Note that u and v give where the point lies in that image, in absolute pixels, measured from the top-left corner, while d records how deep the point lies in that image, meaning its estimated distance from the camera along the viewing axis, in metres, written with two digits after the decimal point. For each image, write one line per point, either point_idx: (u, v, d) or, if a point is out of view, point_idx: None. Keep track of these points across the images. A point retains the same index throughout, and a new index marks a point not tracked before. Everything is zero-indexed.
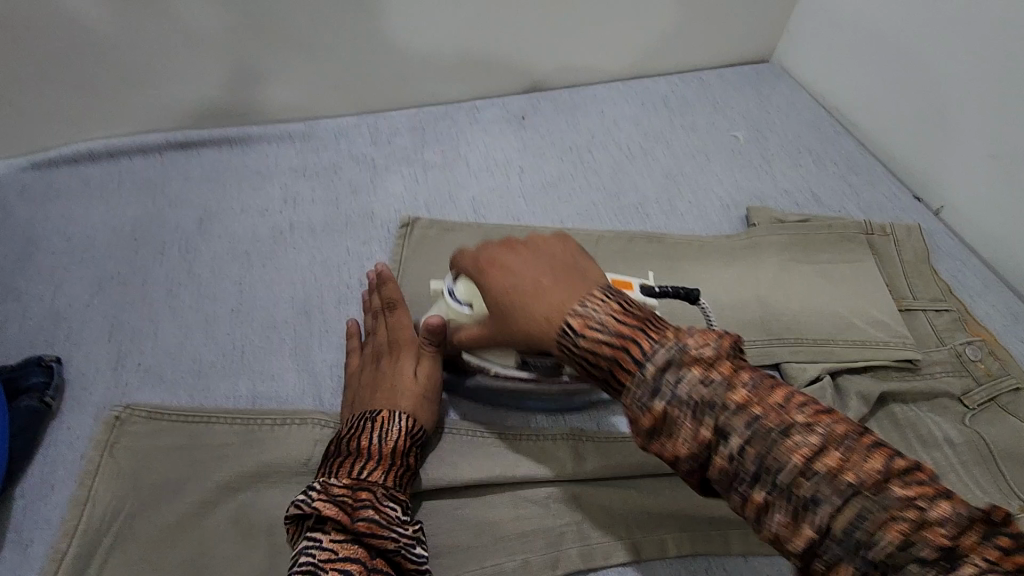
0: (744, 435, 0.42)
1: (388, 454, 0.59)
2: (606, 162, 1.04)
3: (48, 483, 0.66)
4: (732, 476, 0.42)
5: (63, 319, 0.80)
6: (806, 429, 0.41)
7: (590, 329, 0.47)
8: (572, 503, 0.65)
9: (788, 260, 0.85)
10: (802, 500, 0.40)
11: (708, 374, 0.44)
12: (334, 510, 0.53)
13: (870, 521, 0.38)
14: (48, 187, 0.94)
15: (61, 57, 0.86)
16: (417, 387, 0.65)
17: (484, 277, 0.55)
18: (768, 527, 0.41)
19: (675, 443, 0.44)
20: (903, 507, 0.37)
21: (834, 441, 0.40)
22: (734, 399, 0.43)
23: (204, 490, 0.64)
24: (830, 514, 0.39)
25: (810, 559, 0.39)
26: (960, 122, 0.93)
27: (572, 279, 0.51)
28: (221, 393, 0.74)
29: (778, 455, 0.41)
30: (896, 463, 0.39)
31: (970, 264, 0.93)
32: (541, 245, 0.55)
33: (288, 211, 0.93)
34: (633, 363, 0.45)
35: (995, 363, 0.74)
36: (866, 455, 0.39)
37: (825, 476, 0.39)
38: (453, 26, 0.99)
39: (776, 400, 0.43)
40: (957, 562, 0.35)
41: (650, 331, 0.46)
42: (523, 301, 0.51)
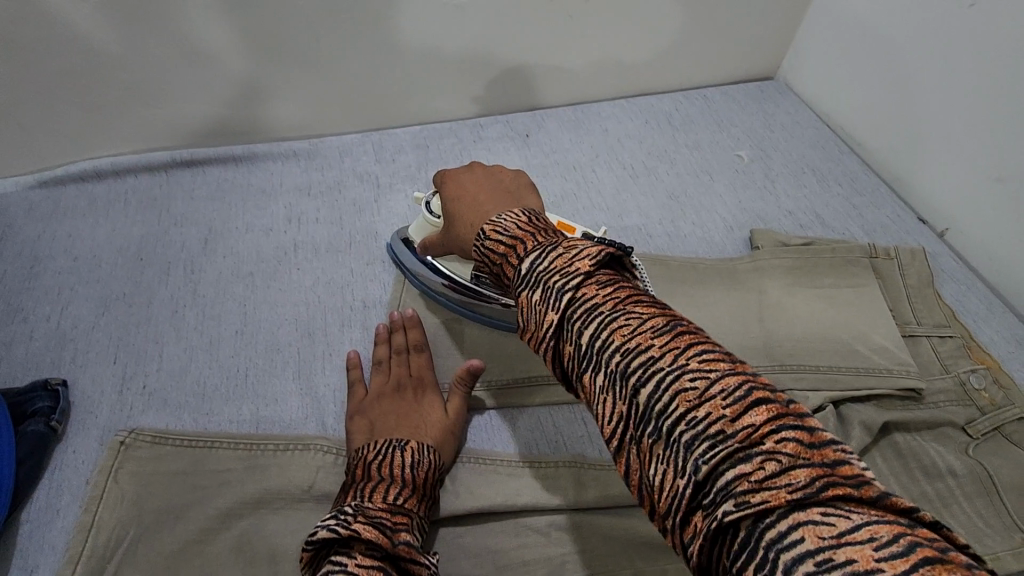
0: (573, 316, 0.41)
1: (420, 484, 0.61)
2: (610, 181, 1.04)
3: (53, 508, 0.67)
4: (565, 358, 0.41)
5: (69, 340, 0.80)
6: (629, 313, 0.39)
7: (496, 234, 0.50)
8: (573, 532, 0.65)
9: (791, 284, 0.85)
10: (612, 376, 0.38)
11: (570, 266, 0.43)
12: (373, 533, 0.51)
13: (670, 396, 0.35)
14: (55, 206, 0.94)
15: (69, 76, 0.87)
16: (443, 425, 0.69)
17: (444, 188, 0.65)
18: (594, 409, 0.40)
19: (523, 325, 0.44)
20: (701, 381, 0.35)
21: (656, 326, 0.38)
22: (573, 283, 0.42)
23: (207, 517, 0.64)
24: (633, 388, 0.37)
25: (622, 441, 0.37)
26: (962, 143, 0.92)
27: (508, 199, 0.57)
28: (225, 416, 0.74)
29: (600, 333, 0.39)
30: (704, 347, 0.37)
31: (974, 287, 0.93)
32: (494, 175, 0.62)
33: (292, 230, 0.94)
34: (517, 259, 0.47)
35: (999, 392, 0.74)
36: (678, 337, 0.37)
37: (634, 352, 0.37)
38: (456, 46, 1.00)
39: (615, 290, 0.41)
40: (741, 440, 0.32)
41: (540, 236, 0.48)
42: (464, 211, 0.60)
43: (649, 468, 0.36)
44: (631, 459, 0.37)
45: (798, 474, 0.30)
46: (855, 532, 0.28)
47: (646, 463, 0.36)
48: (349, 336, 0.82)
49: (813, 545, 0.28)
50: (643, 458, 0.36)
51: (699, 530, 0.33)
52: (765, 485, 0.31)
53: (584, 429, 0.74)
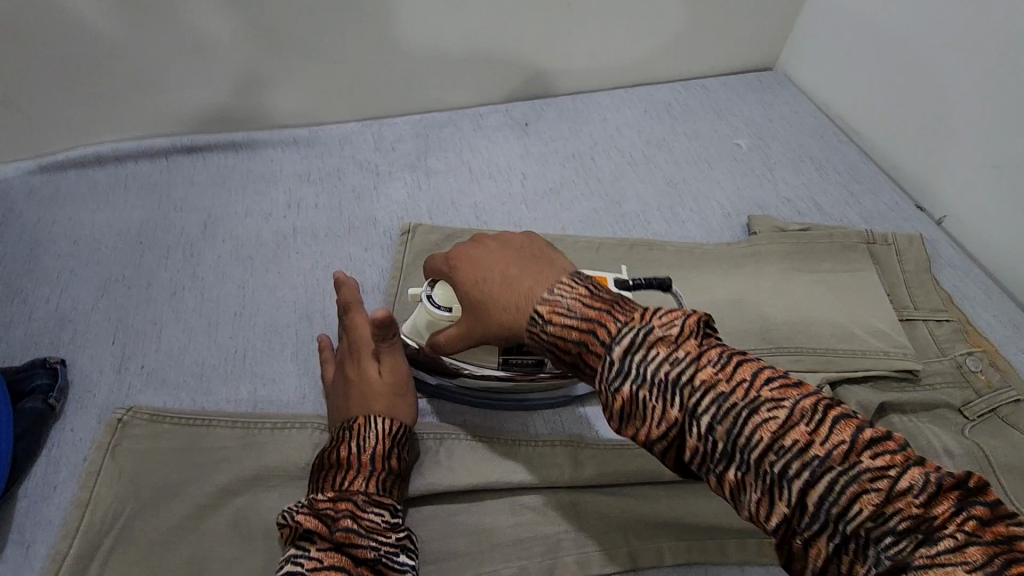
0: (707, 410, 0.43)
1: (368, 462, 0.59)
2: (609, 169, 1.05)
3: (51, 484, 0.67)
4: (705, 456, 0.43)
5: (68, 321, 0.81)
6: (773, 405, 0.42)
7: (560, 317, 0.50)
8: (569, 510, 0.65)
9: (789, 269, 0.85)
10: (773, 477, 0.40)
11: (674, 353, 0.45)
12: (317, 522, 0.54)
13: (842, 494, 0.38)
14: (56, 190, 0.95)
15: (71, 61, 0.87)
16: (389, 388, 0.64)
17: (456, 272, 0.60)
18: (745, 504, 0.42)
19: (647, 424, 0.44)
20: (868, 476, 0.38)
21: (800, 415, 0.41)
22: (688, 371, 0.44)
23: (203, 494, 0.64)
24: (801, 488, 0.39)
25: (789, 535, 0.40)
26: (962, 132, 0.92)
27: (538, 265, 0.56)
28: (223, 396, 0.74)
29: (746, 431, 0.41)
30: (863, 435, 0.40)
31: (973, 274, 0.92)
32: (507, 240, 0.59)
33: (291, 216, 0.94)
34: (600, 347, 0.47)
35: (997, 375, 0.74)
36: (834, 426, 0.40)
37: (794, 451, 0.40)
38: (456, 33, 1.00)
39: (743, 376, 0.43)
40: (924, 529, 0.37)
41: (617, 313, 0.48)
42: (495, 290, 0.55)
43: (826, 562, 0.39)
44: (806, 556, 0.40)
45: (975, 553, 0.35)
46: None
47: (822, 558, 0.39)
48: None
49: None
50: (818, 553, 0.39)
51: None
52: (940, 562, 0.35)
53: (581, 410, 0.74)
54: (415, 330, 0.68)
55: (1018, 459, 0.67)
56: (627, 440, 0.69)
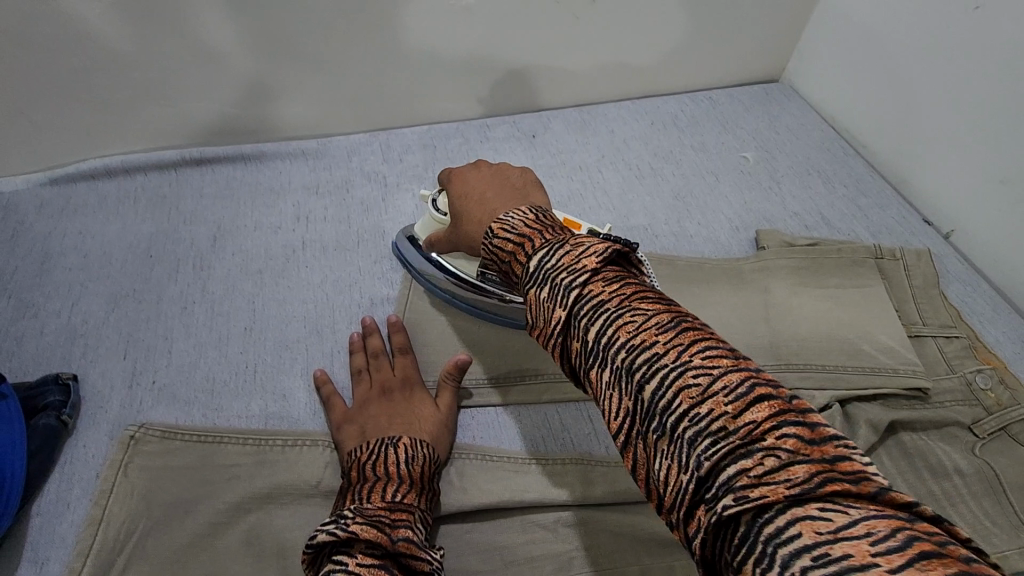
0: (584, 314, 0.42)
1: (418, 479, 0.61)
2: (616, 181, 1.05)
3: (64, 501, 0.67)
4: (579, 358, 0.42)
5: (79, 336, 0.81)
6: (638, 309, 0.40)
7: (504, 232, 0.52)
8: (581, 528, 0.65)
9: (798, 284, 0.85)
10: (619, 372, 0.39)
11: (574, 263, 0.44)
12: (372, 532, 0.51)
13: (670, 390, 0.36)
14: (66, 203, 0.95)
15: (81, 75, 0.88)
16: (435, 421, 0.69)
17: (451, 189, 0.67)
18: (602, 406, 0.40)
19: (535, 322, 0.45)
20: (701, 376, 0.35)
21: (656, 322, 0.39)
22: (578, 279, 0.43)
23: (215, 511, 0.65)
24: (638, 384, 0.38)
25: (631, 436, 0.38)
26: (968, 146, 0.92)
27: (515, 196, 0.59)
28: (234, 412, 0.75)
29: (608, 331, 0.40)
30: (711, 344, 0.37)
31: (981, 289, 0.93)
32: (500, 171, 0.64)
33: (300, 228, 0.94)
34: (525, 258, 0.48)
35: (1006, 392, 0.74)
36: (682, 334, 0.38)
37: (639, 349, 0.38)
38: (465, 47, 1.00)
39: (619, 287, 0.42)
40: (742, 436, 0.33)
41: (547, 233, 0.49)
42: (472, 206, 0.62)
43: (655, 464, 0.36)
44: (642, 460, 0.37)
45: (797, 470, 0.31)
46: (853, 527, 0.28)
47: (652, 458, 0.36)
48: None
49: (809, 539, 0.28)
50: (650, 454, 0.36)
51: (701, 524, 0.33)
52: (764, 480, 0.31)
53: (590, 426, 0.74)
54: (426, 229, 0.81)
55: None
56: None
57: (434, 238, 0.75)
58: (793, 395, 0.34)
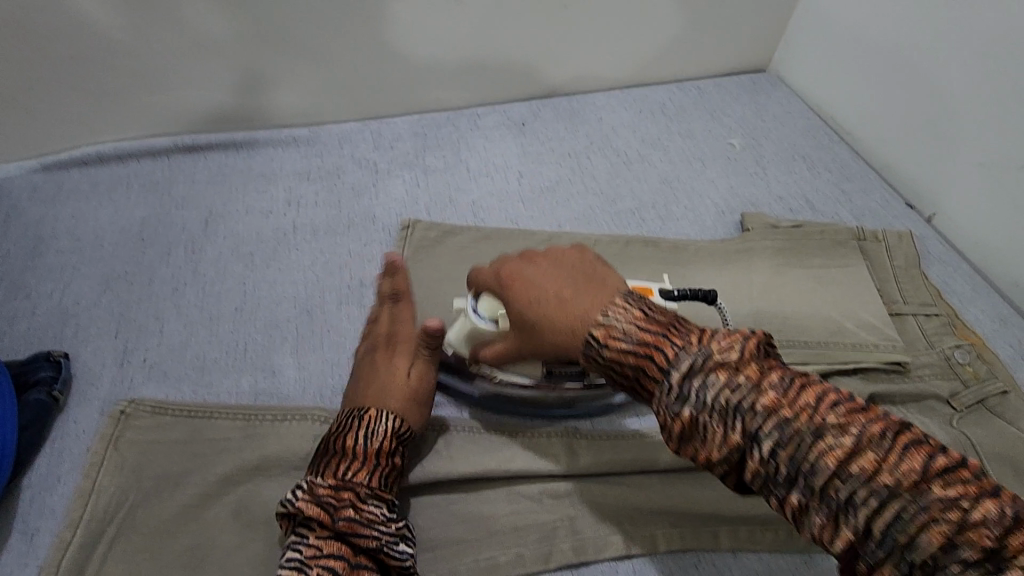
0: (776, 437, 0.43)
1: (373, 455, 0.60)
2: (604, 167, 1.06)
3: (54, 474, 0.68)
4: (768, 478, 0.44)
5: (71, 316, 0.82)
6: (838, 430, 0.42)
7: (617, 341, 0.51)
8: (565, 498, 0.66)
9: (781, 265, 0.87)
10: (838, 503, 0.41)
11: (734, 378, 0.46)
12: (317, 510, 0.56)
13: (912, 523, 0.39)
14: (58, 189, 0.96)
15: (74, 62, 0.89)
16: (409, 390, 0.66)
17: (507, 288, 0.61)
18: (808, 529, 0.43)
19: (707, 446, 0.46)
20: (943, 508, 0.39)
21: (868, 441, 0.42)
22: (750, 398, 0.45)
23: (205, 483, 0.65)
24: (868, 516, 0.40)
25: (854, 563, 0.41)
26: (951, 133, 0.94)
27: (592, 287, 0.56)
28: (224, 389, 0.75)
29: (811, 455, 0.42)
30: (935, 463, 0.40)
31: (962, 269, 0.94)
32: (561, 259, 0.60)
33: (291, 213, 0.95)
34: (659, 370, 0.48)
35: (983, 366, 0.76)
36: (905, 454, 0.41)
37: (860, 477, 0.41)
38: (456, 35, 1.02)
39: (807, 400, 0.44)
40: (1000, 564, 0.36)
41: (674, 336, 0.49)
42: (548, 308, 0.56)
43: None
44: None
45: None
46: None
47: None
48: (347, 314, 0.84)
49: None
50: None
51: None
52: None
53: None
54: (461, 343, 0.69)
55: (1004, 447, 0.69)
56: (621, 431, 0.71)
57: (486, 349, 0.65)
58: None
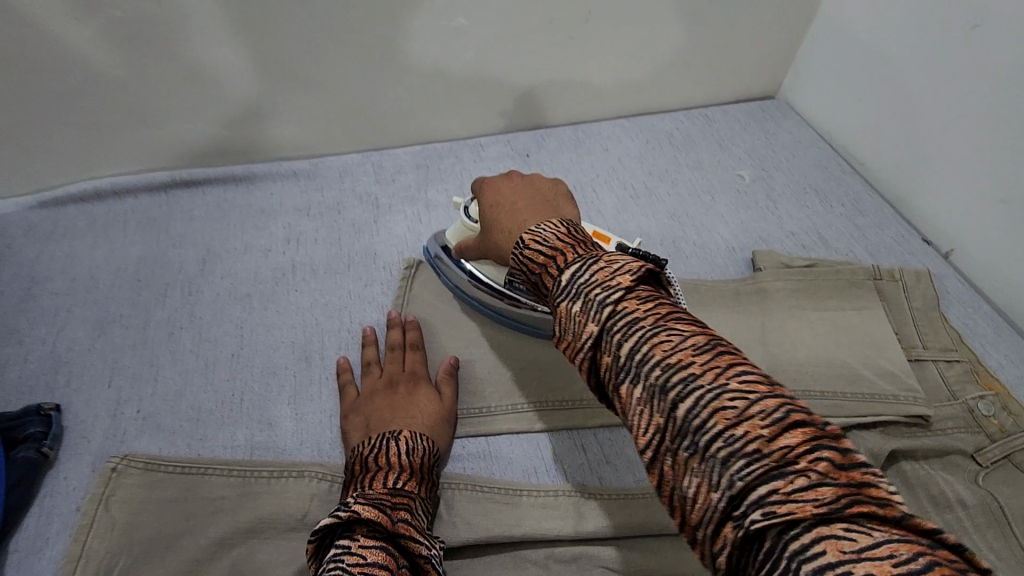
0: (617, 331, 0.43)
1: (418, 469, 0.62)
2: (610, 201, 1.04)
3: (42, 536, 0.65)
4: (610, 371, 0.44)
5: (64, 363, 0.80)
6: (675, 332, 0.41)
7: (536, 244, 0.53)
8: (573, 564, 0.63)
9: (795, 307, 0.84)
10: (654, 390, 0.40)
11: (609, 281, 0.46)
12: (374, 512, 0.52)
13: (705, 410, 0.37)
14: (54, 226, 0.94)
15: (69, 99, 0.87)
16: (434, 413, 0.71)
17: (483, 195, 0.69)
18: (631, 421, 0.41)
19: (566, 338, 0.46)
20: (738, 399, 0.36)
21: (696, 344, 0.40)
22: (614, 296, 0.45)
23: (197, 548, 0.63)
24: (673, 403, 0.38)
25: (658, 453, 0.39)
26: (967, 168, 0.91)
27: (544, 208, 0.61)
28: (219, 442, 0.73)
29: (642, 347, 0.42)
30: (750, 370, 0.38)
31: (981, 310, 0.91)
32: (534, 187, 0.66)
33: (291, 251, 0.93)
34: (557, 270, 0.50)
35: (1010, 419, 0.73)
36: (721, 357, 0.39)
37: (676, 368, 0.39)
38: (458, 67, 1.00)
39: (660, 309, 0.44)
40: (775, 459, 0.33)
41: (580, 249, 0.51)
42: (503, 216, 0.64)
43: (684, 481, 0.37)
44: (669, 475, 0.38)
45: (824, 491, 0.31)
46: (876, 548, 0.28)
47: (678, 472, 0.38)
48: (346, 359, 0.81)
49: (832, 557, 0.28)
50: (679, 472, 0.37)
51: (728, 541, 0.34)
52: (793, 498, 0.32)
53: (583, 456, 0.73)
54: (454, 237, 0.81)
55: None
56: (631, 488, 0.68)
57: (464, 243, 0.76)
58: (826, 420, 0.35)
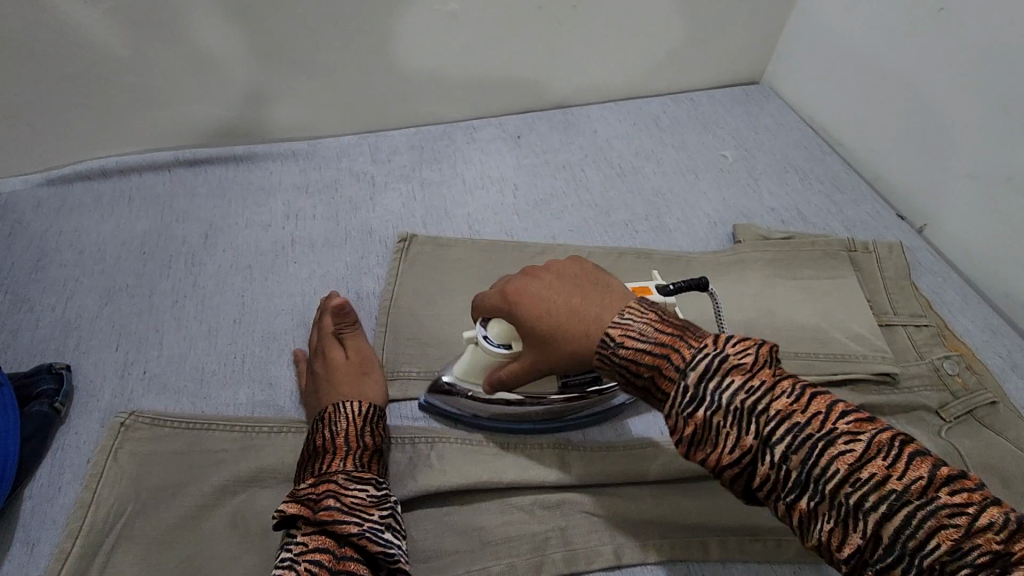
0: (783, 441, 0.42)
1: (343, 444, 0.63)
2: (598, 179, 1.08)
3: (55, 485, 0.69)
4: (778, 484, 0.43)
5: (73, 329, 0.83)
6: (849, 438, 0.41)
7: (632, 341, 0.51)
8: (557, 509, 0.67)
9: (772, 276, 0.88)
10: (849, 509, 0.40)
11: (749, 382, 0.44)
12: (298, 508, 0.56)
13: (919, 528, 0.38)
14: (62, 202, 0.98)
15: (76, 79, 0.90)
16: (353, 375, 0.71)
17: (512, 305, 0.59)
18: (816, 535, 0.42)
19: (718, 449, 0.44)
20: (950, 513, 0.38)
21: (879, 448, 0.41)
22: (762, 400, 0.43)
23: (201, 494, 0.66)
24: (878, 522, 0.39)
25: (861, 569, 0.40)
26: (942, 146, 0.95)
27: (603, 296, 0.56)
28: (222, 401, 0.77)
29: (822, 461, 0.41)
30: (942, 471, 0.39)
31: (951, 280, 0.95)
32: (565, 273, 0.59)
33: (290, 226, 0.97)
34: (676, 372, 0.47)
35: (972, 377, 0.77)
36: (911, 463, 0.40)
37: (872, 484, 0.40)
38: (452, 51, 1.03)
39: (818, 408, 0.43)
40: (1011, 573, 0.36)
41: (688, 339, 0.48)
42: (568, 321, 0.56)
43: None
44: None
45: None
46: None
47: None
48: None
49: None
50: None
51: None
52: None
53: None
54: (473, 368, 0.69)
55: (991, 457, 0.70)
56: (613, 441, 0.72)
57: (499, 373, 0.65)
58: None
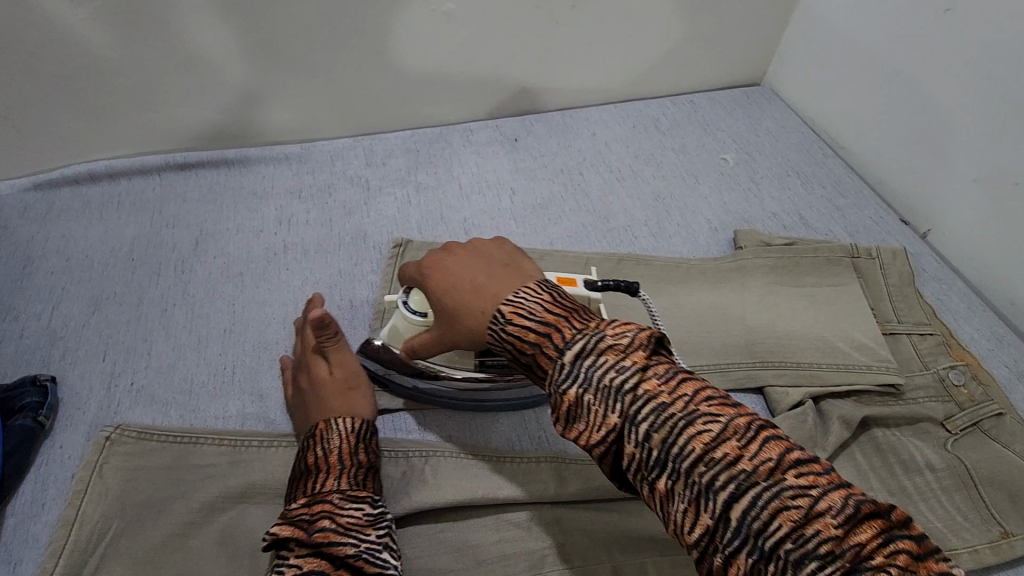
0: (646, 420, 0.42)
1: (337, 462, 0.61)
2: (597, 183, 1.06)
3: (39, 501, 0.67)
4: (641, 463, 0.42)
5: (59, 338, 0.81)
6: (709, 418, 0.41)
7: (520, 318, 0.49)
8: (554, 526, 0.65)
9: (774, 283, 0.86)
10: (701, 488, 0.39)
11: (621, 361, 0.44)
12: (290, 530, 0.53)
13: (765, 510, 0.37)
14: (49, 208, 0.96)
15: (63, 80, 0.88)
16: (341, 387, 0.68)
17: (430, 279, 0.58)
18: (671, 516, 0.41)
19: (587, 427, 0.44)
20: (795, 496, 0.37)
21: (734, 431, 0.40)
22: (632, 378, 0.43)
23: (188, 511, 0.65)
24: (726, 501, 0.38)
25: (709, 551, 0.39)
26: (948, 150, 0.93)
27: (510, 274, 0.54)
28: (212, 413, 0.75)
29: (680, 440, 0.41)
30: (793, 456, 0.39)
31: (955, 287, 0.94)
32: (483, 252, 0.58)
33: (283, 232, 0.95)
34: (555, 350, 0.46)
35: (979, 388, 0.75)
36: (764, 445, 0.40)
37: (724, 463, 0.39)
38: (448, 52, 1.01)
39: (686, 390, 0.43)
40: (850, 558, 0.35)
41: (575, 320, 0.48)
42: (467, 298, 0.54)
43: None
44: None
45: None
46: None
47: None
48: None
49: None
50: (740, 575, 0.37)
51: None
52: None
53: None
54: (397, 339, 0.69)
55: (999, 471, 0.68)
56: None
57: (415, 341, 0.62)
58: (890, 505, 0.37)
